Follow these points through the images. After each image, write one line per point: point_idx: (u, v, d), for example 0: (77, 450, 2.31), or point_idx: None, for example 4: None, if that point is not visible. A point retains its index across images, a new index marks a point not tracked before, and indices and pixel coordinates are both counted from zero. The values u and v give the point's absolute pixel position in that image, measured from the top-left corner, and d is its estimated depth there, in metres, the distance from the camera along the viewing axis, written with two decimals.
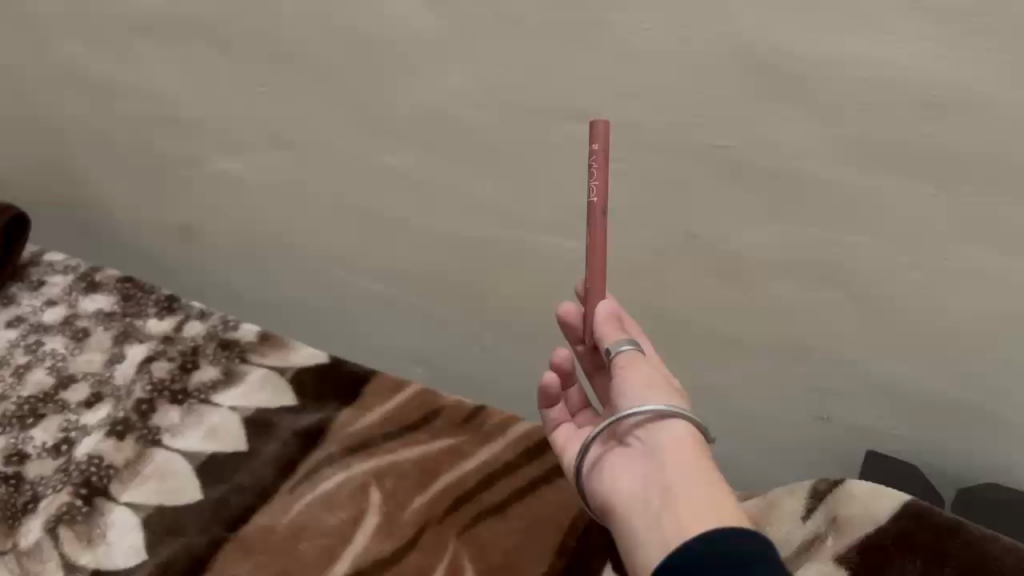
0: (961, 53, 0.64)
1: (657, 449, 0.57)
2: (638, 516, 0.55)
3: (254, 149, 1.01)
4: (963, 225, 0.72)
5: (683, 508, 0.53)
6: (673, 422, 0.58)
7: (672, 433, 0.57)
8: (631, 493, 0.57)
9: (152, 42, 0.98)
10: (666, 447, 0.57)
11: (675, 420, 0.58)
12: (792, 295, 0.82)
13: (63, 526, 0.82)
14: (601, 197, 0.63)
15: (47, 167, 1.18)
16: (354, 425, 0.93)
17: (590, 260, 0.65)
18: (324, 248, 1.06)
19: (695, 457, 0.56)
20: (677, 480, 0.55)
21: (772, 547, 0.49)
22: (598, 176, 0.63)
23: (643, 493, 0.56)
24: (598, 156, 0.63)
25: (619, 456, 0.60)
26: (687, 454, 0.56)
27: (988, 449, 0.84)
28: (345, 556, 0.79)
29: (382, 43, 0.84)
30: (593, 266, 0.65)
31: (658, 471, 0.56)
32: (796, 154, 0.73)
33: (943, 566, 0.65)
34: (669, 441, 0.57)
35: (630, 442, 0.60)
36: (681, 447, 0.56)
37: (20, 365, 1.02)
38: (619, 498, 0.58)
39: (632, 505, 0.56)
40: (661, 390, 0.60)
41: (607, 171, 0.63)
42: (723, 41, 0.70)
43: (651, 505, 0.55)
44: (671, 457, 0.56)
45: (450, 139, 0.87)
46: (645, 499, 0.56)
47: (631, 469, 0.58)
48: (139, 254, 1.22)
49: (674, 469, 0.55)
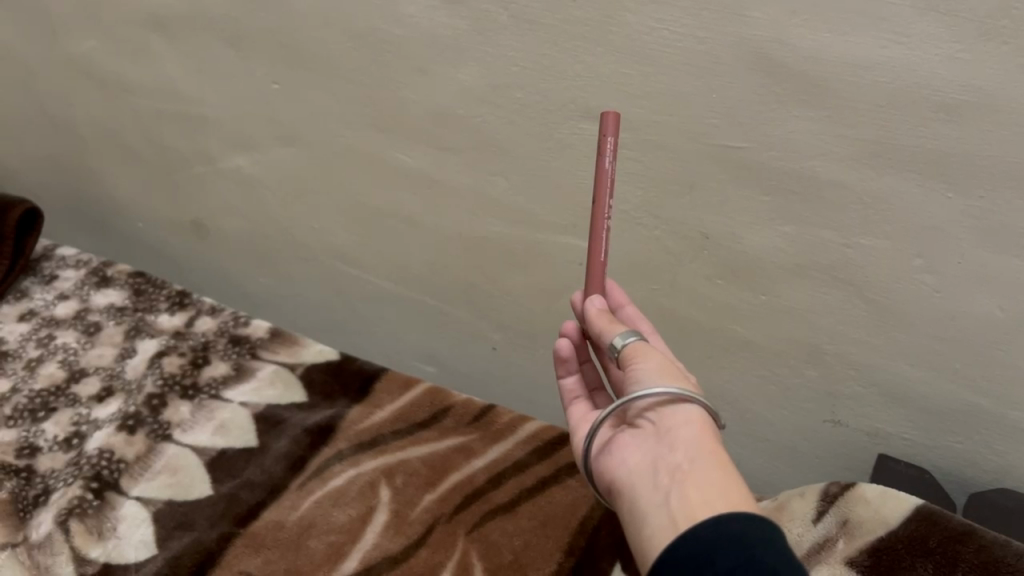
0: (977, 55, 0.64)
1: (667, 430, 0.56)
2: (645, 496, 0.54)
3: (267, 146, 1.01)
4: (978, 230, 0.71)
5: (691, 490, 0.51)
6: (684, 405, 0.57)
7: (682, 415, 0.56)
8: (638, 473, 0.56)
9: (167, 40, 0.99)
10: (676, 428, 0.56)
11: (686, 402, 0.57)
12: (803, 296, 0.82)
13: (74, 519, 0.82)
14: (609, 184, 0.65)
15: (64, 163, 1.20)
16: (365, 421, 0.93)
17: (592, 253, 0.67)
18: (335, 247, 1.07)
19: (705, 439, 0.55)
20: (687, 462, 0.53)
21: (779, 535, 0.47)
22: (606, 161, 0.65)
23: (651, 473, 0.55)
24: (608, 146, 0.65)
25: (629, 438, 0.59)
26: (698, 436, 0.55)
27: (999, 454, 0.84)
28: (354, 553, 0.78)
29: (396, 41, 0.84)
30: (595, 264, 0.68)
31: (668, 451, 0.55)
32: (809, 156, 0.73)
33: (955, 571, 0.65)
34: (679, 422, 0.56)
35: (641, 425, 0.59)
36: (692, 429, 0.55)
37: (32, 360, 1.02)
38: (626, 478, 0.56)
39: (639, 485, 0.55)
40: (671, 375, 0.59)
41: (614, 158, 0.65)
42: (738, 40, 0.70)
43: (658, 485, 0.53)
44: (681, 438, 0.55)
45: (463, 137, 0.88)
46: (652, 479, 0.54)
47: (640, 450, 0.57)
48: (153, 250, 1.23)
49: (684, 449, 0.54)
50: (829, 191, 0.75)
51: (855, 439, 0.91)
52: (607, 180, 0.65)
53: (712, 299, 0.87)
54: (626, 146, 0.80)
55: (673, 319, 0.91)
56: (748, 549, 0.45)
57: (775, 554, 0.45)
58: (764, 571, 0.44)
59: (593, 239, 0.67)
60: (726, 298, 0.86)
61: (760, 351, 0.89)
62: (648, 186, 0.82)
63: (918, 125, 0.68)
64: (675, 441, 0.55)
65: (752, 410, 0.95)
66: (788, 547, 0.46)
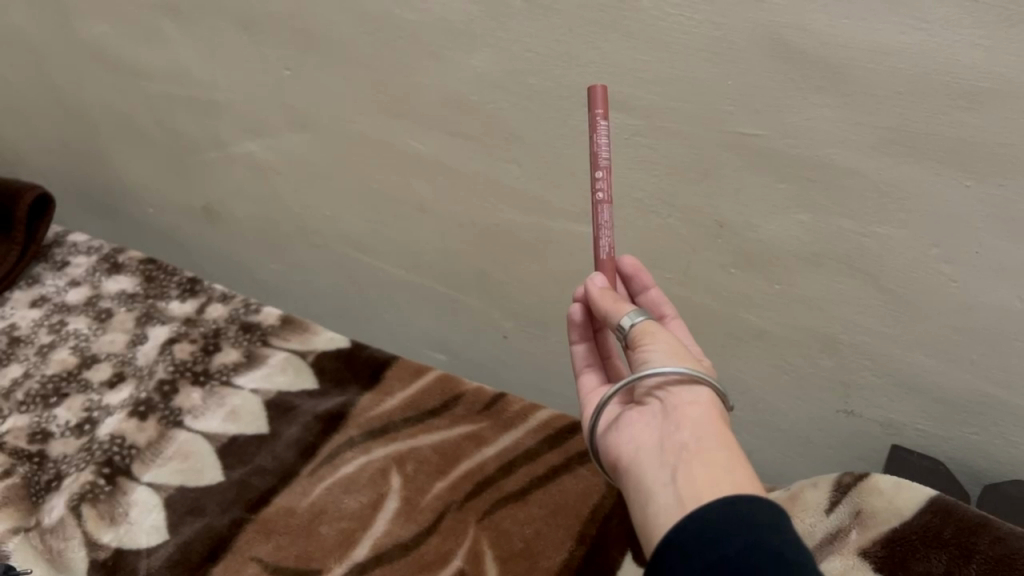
0: (1001, 41, 0.63)
1: (674, 409, 0.56)
2: (650, 473, 0.54)
3: (278, 132, 1.01)
4: (998, 220, 0.71)
5: (696, 470, 0.51)
6: (694, 386, 0.56)
7: (690, 395, 0.56)
8: (644, 451, 0.56)
9: (178, 25, 0.99)
10: (682, 407, 0.56)
11: (695, 383, 0.56)
12: (818, 286, 0.82)
13: (86, 504, 0.82)
14: (600, 160, 0.65)
15: (76, 149, 1.20)
16: (377, 409, 0.93)
17: (596, 232, 0.67)
18: (347, 234, 1.07)
19: (712, 419, 0.55)
20: (694, 442, 0.53)
21: (784, 518, 0.46)
22: (599, 138, 0.65)
23: (658, 450, 0.55)
24: (597, 122, 0.65)
25: (636, 415, 0.58)
26: (705, 415, 0.55)
27: (1014, 446, 0.83)
28: (365, 539, 0.79)
29: (409, 27, 0.84)
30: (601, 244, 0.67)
31: (674, 429, 0.55)
32: (827, 145, 0.73)
33: (969, 563, 0.64)
34: (686, 402, 0.56)
35: (648, 403, 0.58)
36: (698, 409, 0.55)
37: (43, 345, 1.03)
38: (631, 455, 0.56)
39: (644, 462, 0.55)
40: (681, 354, 0.58)
41: (602, 134, 0.64)
42: (754, 27, 0.70)
43: (664, 463, 0.53)
44: (688, 417, 0.55)
45: (477, 123, 0.87)
46: (659, 457, 0.54)
47: (647, 428, 0.57)
48: (164, 237, 1.24)
49: (691, 428, 0.54)
50: (846, 179, 0.74)
51: (869, 430, 0.90)
52: (601, 157, 0.65)
53: (727, 288, 0.87)
54: (640, 133, 0.80)
55: (686, 309, 0.91)
56: (755, 533, 0.45)
57: (784, 539, 0.45)
58: (774, 553, 0.43)
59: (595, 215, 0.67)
60: (741, 287, 0.86)
61: (775, 340, 0.89)
62: (662, 174, 0.81)
63: (937, 113, 0.67)
64: (681, 420, 0.55)
65: (764, 399, 0.95)
66: (795, 531, 0.46)
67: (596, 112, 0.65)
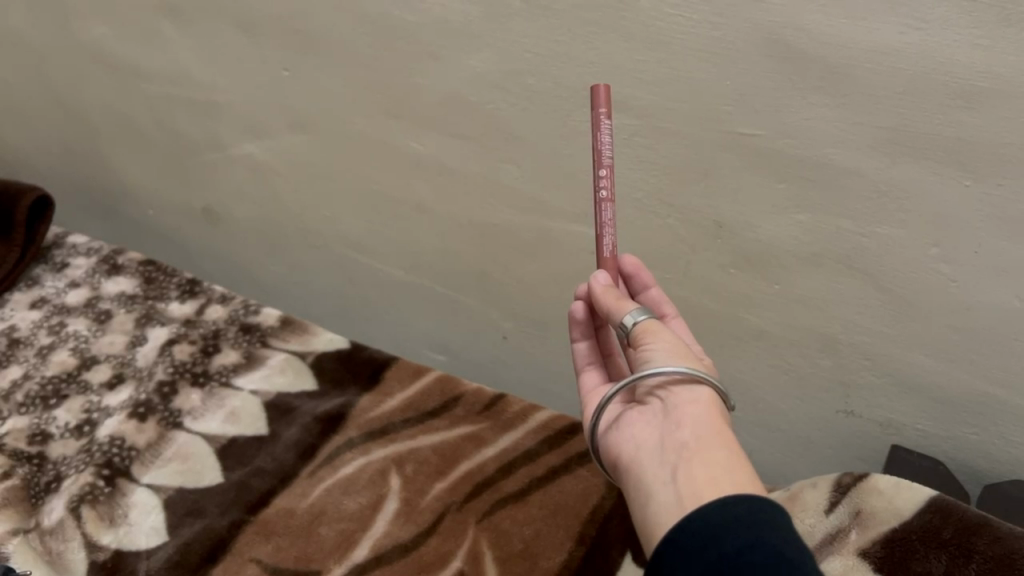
0: (1000, 41, 0.63)
1: (674, 408, 0.56)
2: (650, 472, 0.54)
3: (278, 133, 1.01)
4: (997, 219, 0.70)
5: (696, 470, 0.51)
6: (694, 385, 0.56)
7: (690, 394, 0.56)
8: (644, 450, 0.56)
9: (177, 26, 0.99)
10: (682, 407, 0.56)
11: (695, 382, 0.56)
12: (817, 286, 0.82)
13: (86, 506, 0.82)
14: (603, 158, 0.65)
15: (75, 150, 1.20)
16: (377, 409, 0.93)
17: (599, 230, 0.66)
18: (347, 235, 1.07)
19: (712, 418, 0.55)
20: (694, 441, 0.53)
21: (783, 517, 0.46)
22: (602, 137, 0.65)
23: (658, 450, 0.55)
24: (601, 120, 0.65)
25: (636, 414, 0.58)
26: (705, 415, 0.55)
27: (1014, 446, 0.83)
28: (365, 540, 0.79)
29: (408, 28, 0.84)
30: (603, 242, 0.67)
31: (675, 429, 0.55)
32: (826, 145, 0.73)
33: (969, 563, 0.64)
34: (686, 401, 0.56)
35: (649, 402, 0.58)
36: (698, 408, 0.55)
37: (42, 347, 1.03)
38: (631, 454, 0.56)
39: (644, 462, 0.55)
40: (682, 353, 0.58)
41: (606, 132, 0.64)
42: (753, 27, 0.70)
43: (664, 462, 0.53)
44: (688, 417, 0.55)
45: (475, 123, 0.87)
46: (659, 457, 0.54)
47: (647, 427, 0.57)
48: (164, 237, 1.24)
49: (691, 427, 0.54)
50: (845, 179, 0.74)
51: (868, 430, 0.90)
52: (604, 156, 0.65)
53: (726, 288, 0.87)
54: (639, 134, 0.80)
55: (686, 309, 0.91)
56: (755, 532, 0.45)
57: (784, 538, 0.45)
58: (774, 552, 0.43)
59: (598, 213, 0.67)
60: (741, 287, 0.86)
61: (774, 340, 0.88)
62: (661, 174, 0.81)
63: (936, 113, 0.67)
64: (681, 419, 0.55)
65: (764, 399, 0.94)
66: (795, 530, 0.46)
67: (599, 110, 0.65)
